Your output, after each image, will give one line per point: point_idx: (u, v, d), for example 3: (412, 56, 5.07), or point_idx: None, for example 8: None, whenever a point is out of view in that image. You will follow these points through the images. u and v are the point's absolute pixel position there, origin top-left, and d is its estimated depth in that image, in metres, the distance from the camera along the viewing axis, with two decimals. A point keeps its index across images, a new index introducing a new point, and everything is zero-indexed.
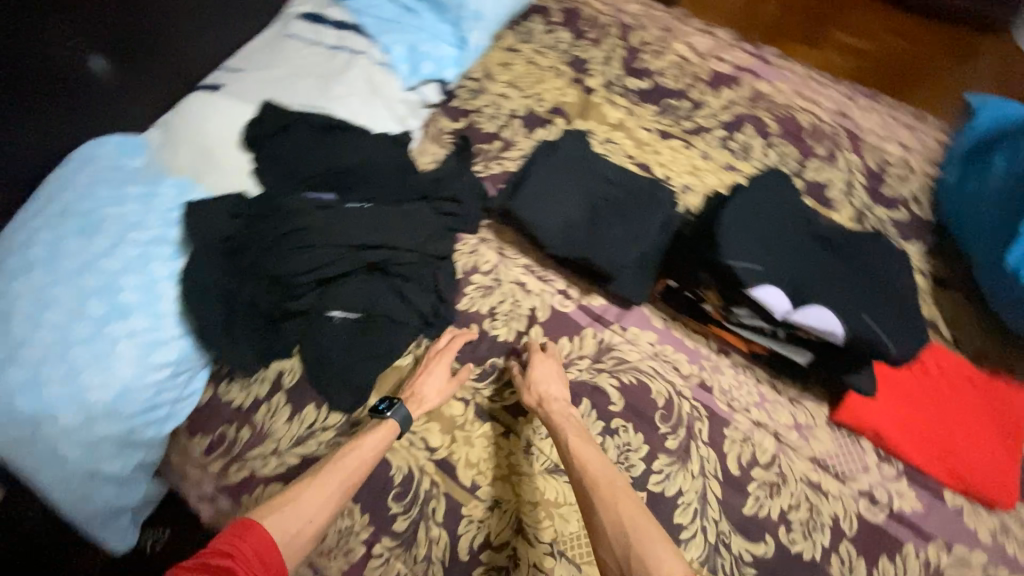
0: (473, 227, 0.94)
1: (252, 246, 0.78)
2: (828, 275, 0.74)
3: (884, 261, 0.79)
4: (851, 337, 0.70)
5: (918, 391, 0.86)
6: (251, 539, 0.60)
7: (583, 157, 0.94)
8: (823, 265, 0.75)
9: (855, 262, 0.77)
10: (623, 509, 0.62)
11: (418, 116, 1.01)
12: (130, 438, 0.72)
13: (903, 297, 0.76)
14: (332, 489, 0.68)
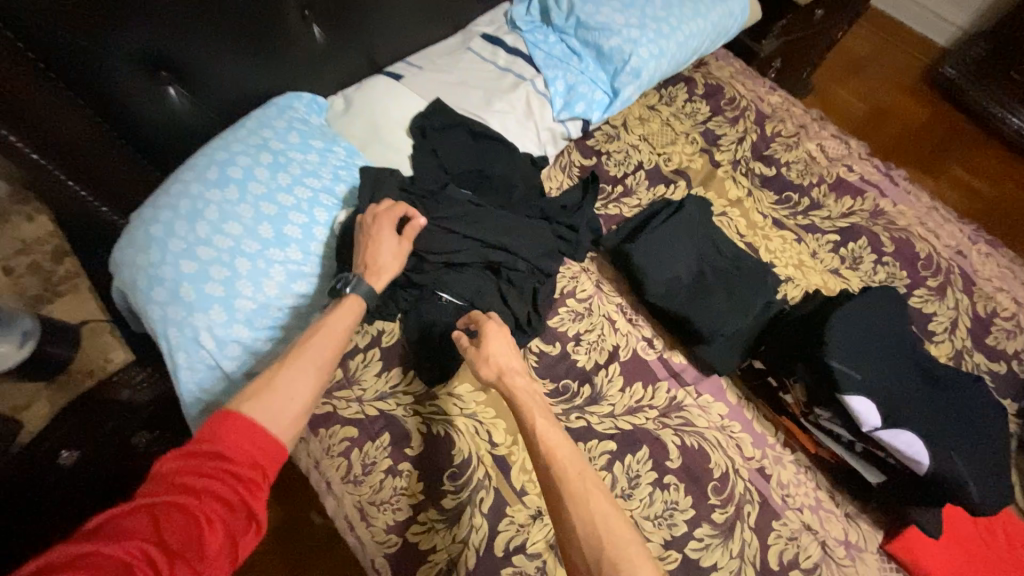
0: (580, 256, 1.00)
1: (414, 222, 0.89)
2: (922, 403, 0.77)
3: (983, 407, 0.80)
4: (933, 471, 0.72)
5: (976, 546, 0.83)
6: (227, 431, 0.59)
7: (701, 224, 1.00)
8: (920, 393, 0.78)
9: (951, 399, 0.79)
10: (595, 508, 0.63)
11: (557, 145, 1.11)
12: (253, 348, 0.82)
13: (994, 447, 0.76)
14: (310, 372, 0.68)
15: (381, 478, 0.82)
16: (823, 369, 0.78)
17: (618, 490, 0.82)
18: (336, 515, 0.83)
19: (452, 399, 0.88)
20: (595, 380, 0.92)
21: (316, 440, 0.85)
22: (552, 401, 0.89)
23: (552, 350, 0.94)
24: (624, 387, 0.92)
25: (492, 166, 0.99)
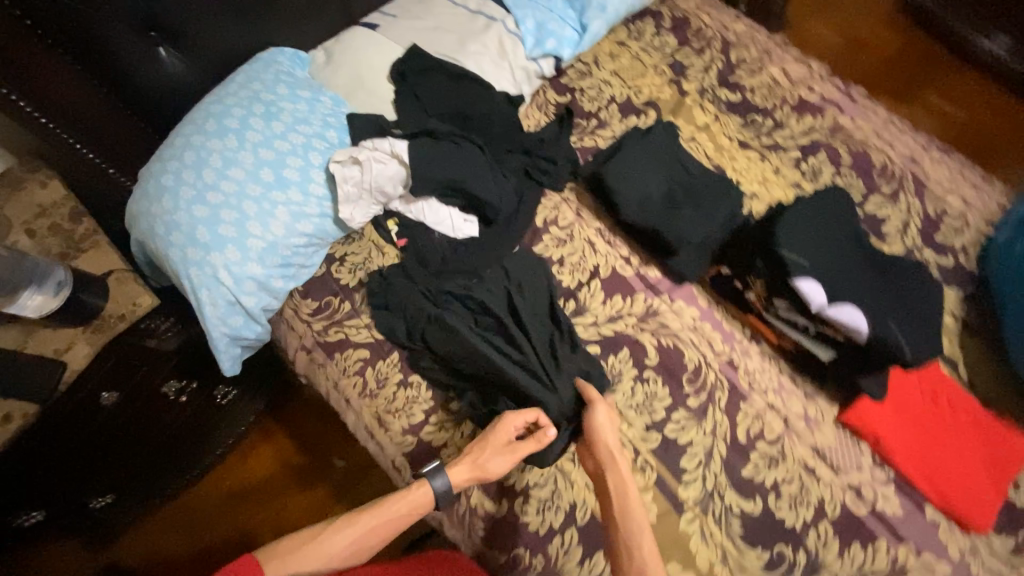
0: (559, 186, 1.08)
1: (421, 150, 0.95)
2: (863, 283, 0.88)
3: (921, 285, 0.90)
4: (871, 339, 0.83)
5: (921, 411, 0.92)
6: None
7: (669, 146, 1.07)
8: (862, 275, 0.88)
9: (892, 279, 0.89)
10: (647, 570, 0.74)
11: (531, 84, 1.16)
12: (267, 283, 0.91)
13: (926, 316, 0.87)
14: (351, 545, 0.76)
15: (393, 390, 0.93)
16: (776, 260, 0.88)
17: (602, 385, 0.94)
18: (358, 426, 0.95)
19: None
20: (578, 297, 1.01)
21: (334, 363, 0.96)
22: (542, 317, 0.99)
23: (538, 273, 1.03)
24: (606, 300, 1.01)
25: (471, 106, 1.05)
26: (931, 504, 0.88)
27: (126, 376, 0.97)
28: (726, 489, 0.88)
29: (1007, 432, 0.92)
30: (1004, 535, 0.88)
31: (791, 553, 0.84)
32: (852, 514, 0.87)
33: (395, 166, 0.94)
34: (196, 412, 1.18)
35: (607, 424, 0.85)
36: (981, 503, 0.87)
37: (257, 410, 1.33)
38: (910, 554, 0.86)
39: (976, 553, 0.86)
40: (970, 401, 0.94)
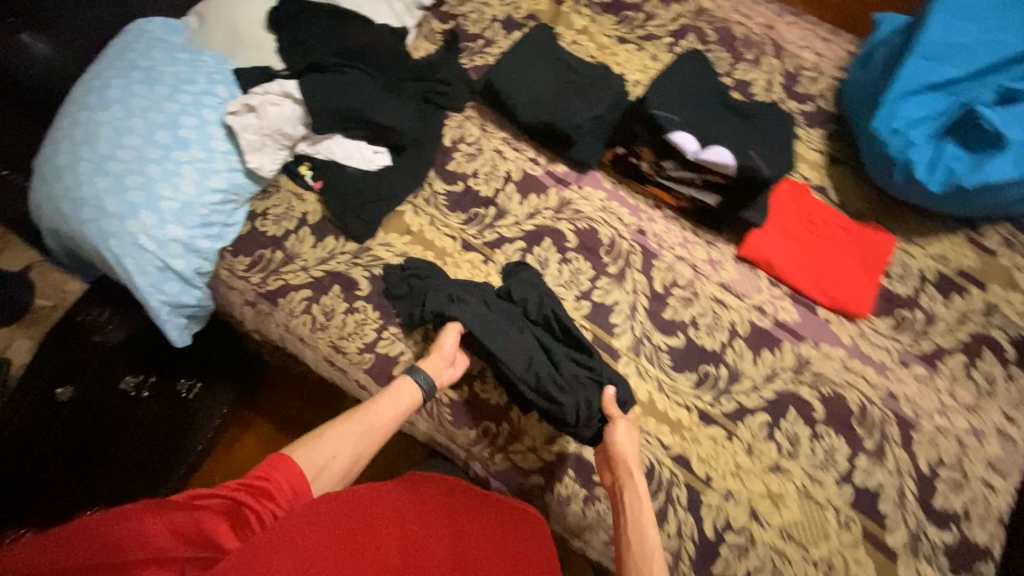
0: (459, 106, 1.15)
1: (315, 83, 1.01)
2: (725, 127, 1.03)
3: (775, 121, 1.05)
4: (739, 169, 0.97)
5: (802, 234, 1.07)
6: (281, 471, 0.70)
7: (551, 50, 1.16)
8: (724, 121, 1.04)
9: (748, 120, 1.04)
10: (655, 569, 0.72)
11: (413, 16, 1.22)
12: (191, 243, 0.95)
13: (781, 143, 1.03)
14: (361, 441, 0.79)
15: (342, 318, 0.99)
16: (653, 121, 1.02)
17: None
18: (318, 359, 1.01)
19: (383, 247, 1.04)
20: (497, 202, 1.09)
21: (280, 308, 1.00)
22: (467, 226, 1.07)
23: (456, 188, 1.10)
24: (522, 199, 1.10)
25: (356, 41, 1.08)
26: (822, 306, 1.04)
27: (77, 367, 0.96)
28: (652, 332, 1.01)
29: (873, 234, 1.08)
30: (885, 316, 1.04)
31: (714, 369, 0.98)
32: (759, 328, 1.02)
33: (289, 105, 1.00)
34: (168, 407, 1.11)
35: (626, 439, 0.86)
36: (859, 294, 1.03)
37: (228, 400, 1.26)
38: (810, 348, 1.00)
39: (863, 336, 1.02)
40: (841, 217, 1.09)
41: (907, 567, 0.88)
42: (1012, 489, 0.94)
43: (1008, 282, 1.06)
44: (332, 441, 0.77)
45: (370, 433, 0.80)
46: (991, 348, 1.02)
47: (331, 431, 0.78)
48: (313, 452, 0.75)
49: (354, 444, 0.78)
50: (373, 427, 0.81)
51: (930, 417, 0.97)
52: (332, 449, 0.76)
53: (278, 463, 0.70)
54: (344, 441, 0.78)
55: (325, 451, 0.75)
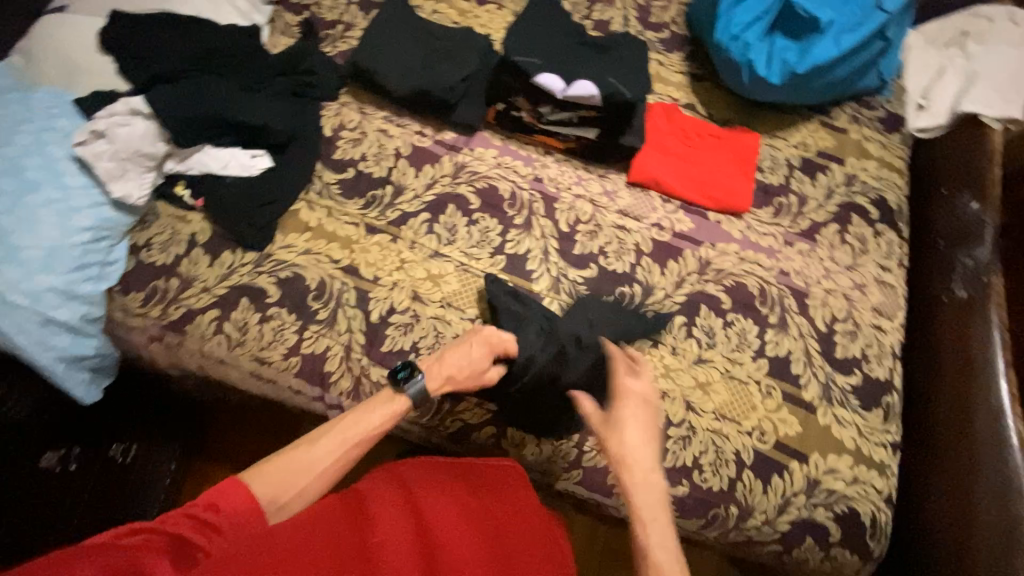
0: (332, 95, 1.13)
1: (171, 91, 0.98)
2: (585, 62, 1.10)
3: (628, 49, 1.14)
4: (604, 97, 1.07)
5: (681, 149, 1.15)
6: (237, 501, 0.69)
7: (411, 22, 1.17)
8: (583, 57, 1.11)
9: (605, 52, 1.12)
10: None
11: (262, 12, 1.18)
12: (70, 289, 0.90)
13: (636, 68, 1.13)
14: (335, 454, 0.77)
15: (258, 329, 0.96)
16: (519, 70, 1.10)
17: (442, 240, 1.06)
18: (245, 377, 0.98)
19: (286, 249, 1.02)
20: (393, 180, 1.09)
21: (190, 336, 0.96)
22: (368, 211, 1.06)
23: (348, 175, 1.09)
24: (417, 172, 1.10)
25: (203, 45, 1.03)
26: (711, 210, 1.13)
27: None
28: (567, 269, 1.06)
29: (742, 136, 1.18)
30: (765, 206, 1.14)
31: (629, 288, 1.05)
32: (661, 242, 1.09)
33: (141, 122, 0.95)
34: (98, 477, 1.04)
35: (638, 417, 0.81)
36: (739, 191, 1.13)
37: (177, 455, 1.20)
38: (708, 249, 1.09)
39: (750, 228, 1.12)
40: (712, 127, 1.19)
41: (825, 415, 0.99)
42: (897, 327, 1.07)
43: (859, 153, 1.20)
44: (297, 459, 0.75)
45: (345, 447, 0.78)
46: (856, 213, 1.15)
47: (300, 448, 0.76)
48: (277, 472, 0.74)
49: (324, 460, 0.76)
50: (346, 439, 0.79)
51: (821, 283, 1.08)
52: (303, 469, 0.75)
53: (224, 489, 0.69)
54: (312, 458, 0.76)
55: (289, 470, 0.74)
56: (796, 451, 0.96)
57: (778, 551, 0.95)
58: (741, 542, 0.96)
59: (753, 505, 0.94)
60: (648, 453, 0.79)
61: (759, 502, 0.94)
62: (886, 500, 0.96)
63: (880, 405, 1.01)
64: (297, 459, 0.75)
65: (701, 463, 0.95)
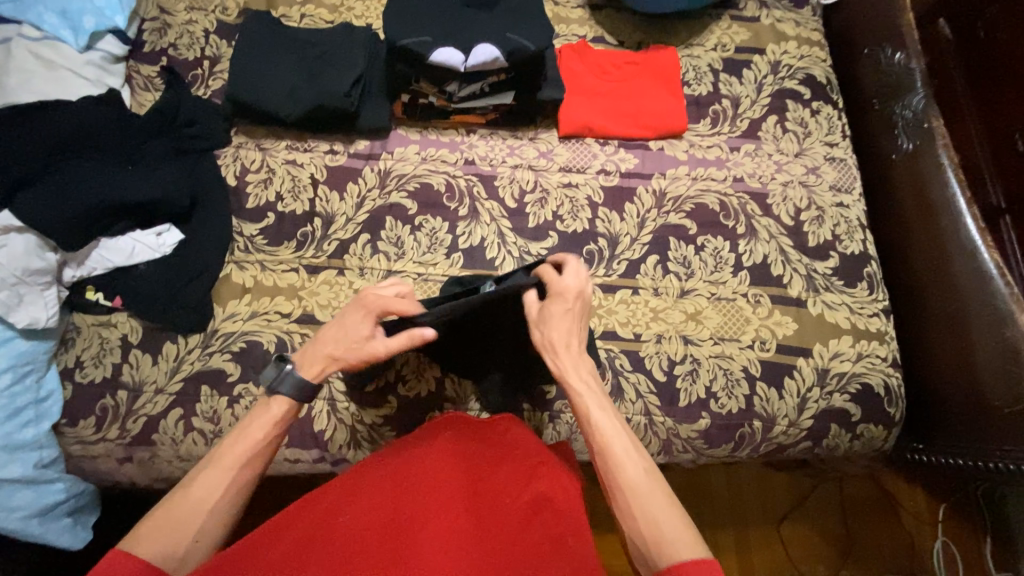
0: (223, 140, 1.03)
1: (35, 193, 0.84)
2: (477, 18, 0.98)
3: None
4: (508, 56, 0.95)
5: (602, 86, 1.10)
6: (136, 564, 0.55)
7: (281, 36, 1.05)
8: (474, 13, 0.99)
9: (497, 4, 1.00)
10: (630, 465, 0.66)
11: (113, 72, 1.05)
12: (11, 442, 0.81)
13: (534, 10, 1.01)
14: (231, 490, 0.64)
15: (230, 413, 0.89)
16: (409, 54, 0.95)
17: (391, 257, 0.99)
18: None
19: (230, 320, 0.93)
20: (319, 210, 1.00)
21: (160, 444, 0.88)
22: (303, 251, 0.98)
23: (269, 222, 0.99)
24: (341, 195, 1.01)
25: (55, 127, 0.90)
26: (651, 139, 1.09)
27: None
28: (528, 245, 1.01)
29: (659, 54, 1.12)
30: (701, 119, 1.11)
31: (595, 245, 1.01)
32: (612, 188, 1.05)
33: (18, 238, 0.83)
34: None
35: (562, 322, 0.77)
36: (672, 112, 1.08)
37: None
38: (660, 179, 1.06)
39: (693, 145, 1.09)
40: (626, 54, 1.13)
41: (816, 306, 0.99)
42: (858, 198, 1.07)
43: (777, 37, 1.17)
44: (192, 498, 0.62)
45: (239, 478, 0.65)
46: (790, 98, 1.13)
47: (180, 492, 0.63)
48: (181, 525, 0.60)
49: (219, 499, 0.63)
50: (235, 468, 0.66)
51: (776, 178, 1.07)
52: (186, 520, 0.61)
53: (113, 560, 0.54)
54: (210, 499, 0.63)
55: (180, 526, 0.60)
56: (799, 348, 0.97)
57: (810, 447, 0.97)
58: (773, 451, 0.97)
59: (775, 413, 0.94)
60: (577, 340, 0.78)
61: (779, 408, 0.94)
62: (892, 364, 0.98)
63: (863, 279, 1.02)
64: (190, 503, 0.62)
65: (715, 390, 0.94)
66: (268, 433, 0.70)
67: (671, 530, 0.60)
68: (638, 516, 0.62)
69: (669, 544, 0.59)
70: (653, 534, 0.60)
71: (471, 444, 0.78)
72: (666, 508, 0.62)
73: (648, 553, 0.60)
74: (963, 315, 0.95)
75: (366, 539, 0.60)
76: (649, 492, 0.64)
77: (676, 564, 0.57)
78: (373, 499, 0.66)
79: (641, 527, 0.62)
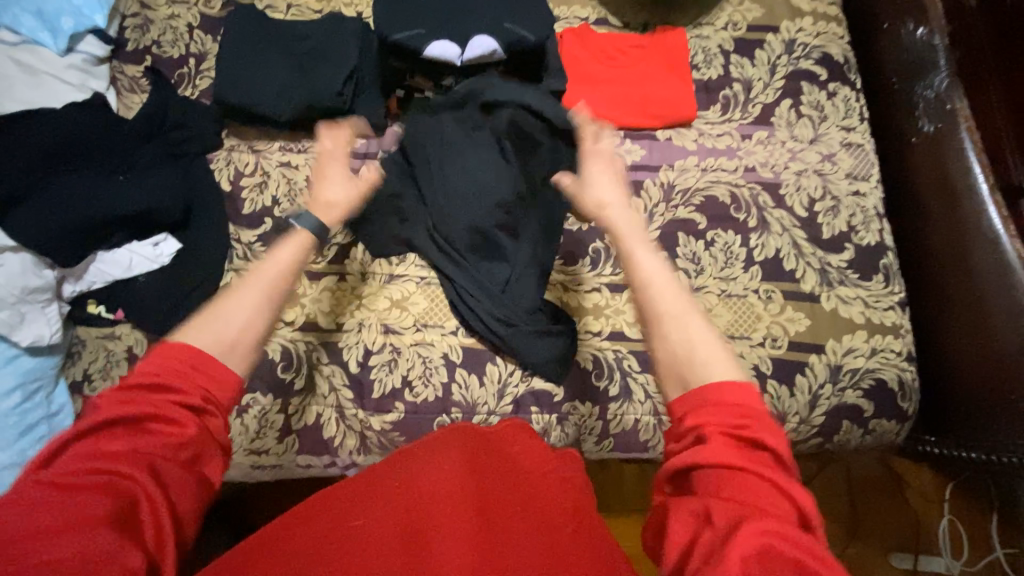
0: (214, 143, 0.99)
1: (26, 209, 0.82)
2: (473, 6, 0.92)
3: None
4: (506, 48, 0.90)
5: (606, 73, 1.04)
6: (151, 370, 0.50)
7: (267, 30, 1.01)
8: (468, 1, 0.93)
9: None
10: (662, 282, 0.58)
11: (97, 75, 1.01)
12: (25, 458, 0.82)
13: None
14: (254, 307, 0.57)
15: (240, 423, 0.89)
16: (403, 48, 0.91)
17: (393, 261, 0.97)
18: (248, 471, 0.92)
19: None
20: None
21: None
22: None
23: (267, 227, 0.97)
24: None
25: (42, 138, 0.87)
26: (659, 129, 1.04)
27: None
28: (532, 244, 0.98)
29: (665, 36, 1.06)
30: (711, 105, 1.05)
31: (601, 242, 0.99)
32: None
33: (13, 257, 0.82)
34: None
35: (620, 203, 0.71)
36: (679, 99, 1.03)
37: None
38: (668, 172, 1.02)
39: (702, 133, 1.04)
40: (631, 38, 1.07)
41: (829, 300, 0.96)
42: (876, 185, 1.03)
43: (791, 13, 1.10)
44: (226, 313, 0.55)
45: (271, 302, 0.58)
46: (805, 79, 1.07)
47: (232, 297, 0.57)
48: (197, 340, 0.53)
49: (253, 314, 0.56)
50: (261, 290, 0.59)
51: (790, 167, 1.02)
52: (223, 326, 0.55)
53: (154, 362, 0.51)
54: (232, 317, 0.55)
55: (214, 332, 0.54)
56: (811, 345, 0.95)
57: (820, 442, 0.96)
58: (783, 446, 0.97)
59: (786, 410, 0.93)
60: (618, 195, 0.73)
61: (790, 405, 0.93)
62: (907, 359, 0.96)
63: (878, 271, 0.99)
64: (215, 321, 0.55)
65: None
66: (300, 255, 0.63)
67: (709, 346, 0.53)
68: (670, 332, 0.55)
69: (701, 356, 0.52)
70: (687, 351, 0.53)
71: (478, 444, 0.79)
72: (681, 301, 0.57)
73: (681, 373, 0.53)
74: (980, 307, 0.93)
75: (381, 540, 0.60)
76: (685, 308, 0.56)
77: (709, 385, 0.50)
78: (386, 500, 0.66)
79: (672, 345, 0.54)
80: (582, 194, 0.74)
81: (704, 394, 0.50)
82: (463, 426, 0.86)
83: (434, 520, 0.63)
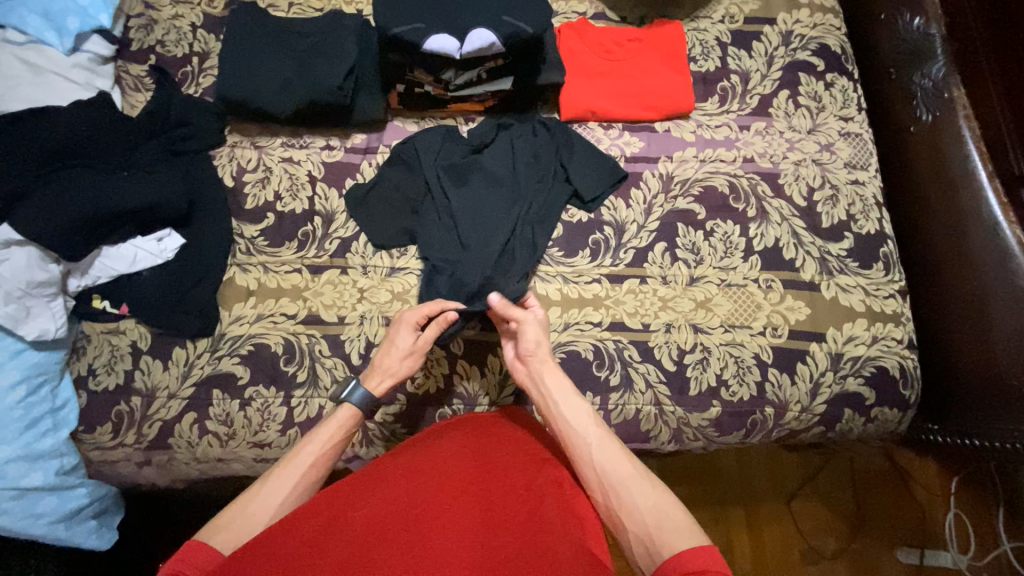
0: (217, 140, 1.00)
1: (30, 204, 0.83)
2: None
3: None
4: (505, 41, 0.90)
5: (604, 66, 1.05)
6: (198, 558, 0.60)
7: (268, 28, 1.02)
8: None
9: None
10: (613, 455, 0.69)
11: (102, 74, 1.02)
12: (31, 451, 0.82)
13: None
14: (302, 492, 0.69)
15: (243, 416, 0.90)
16: (403, 43, 0.91)
17: (394, 254, 0.97)
18: (252, 464, 0.93)
19: (237, 324, 0.93)
20: (319, 209, 0.99)
21: (177, 447, 0.89)
22: (304, 251, 0.97)
23: (269, 222, 0.98)
24: (340, 191, 1.00)
25: (48, 135, 0.88)
26: (657, 121, 1.05)
27: None
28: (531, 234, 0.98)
29: (663, 29, 1.07)
30: (709, 97, 1.06)
31: (601, 233, 0.99)
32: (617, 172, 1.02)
33: (19, 251, 0.82)
34: None
35: (556, 381, 0.77)
36: (677, 92, 1.04)
37: None
38: (666, 163, 1.02)
39: (700, 125, 1.04)
40: (629, 31, 1.07)
41: (829, 289, 0.97)
42: (874, 174, 1.03)
43: (788, 5, 1.11)
44: (266, 496, 0.66)
45: (302, 484, 0.69)
46: (802, 70, 1.07)
47: (263, 486, 0.67)
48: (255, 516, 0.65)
49: (287, 497, 0.67)
50: (304, 471, 0.70)
51: (788, 157, 1.03)
52: (257, 519, 0.65)
53: (192, 549, 0.60)
54: (271, 496, 0.67)
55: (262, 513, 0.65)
56: (812, 333, 0.95)
57: (823, 431, 0.96)
58: (784, 436, 0.97)
59: (787, 399, 0.93)
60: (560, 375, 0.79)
61: (791, 394, 0.93)
62: (909, 347, 0.96)
63: (878, 259, 0.99)
64: (256, 505, 0.66)
65: (726, 378, 0.93)
66: (336, 437, 0.74)
67: (671, 520, 0.62)
68: (638, 505, 0.64)
69: (670, 529, 0.61)
70: (655, 519, 0.62)
71: (484, 439, 0.79)
72: (635, 471, 0.67)
73: (653, 547, 0.61)
74: (980, 294, 0.93)
75: (383, 533, 0.61)
76: (640, 484, 0.66)
77: (679, 555, 0.59)
78: (387, 492, 0.67)
79: (643, 518, 0.63)
80: (524, 336, 0.81)
81: (676, 565, 0.58)
82: (464, 417, 0.85)
83: (439, 518, 0.64)
